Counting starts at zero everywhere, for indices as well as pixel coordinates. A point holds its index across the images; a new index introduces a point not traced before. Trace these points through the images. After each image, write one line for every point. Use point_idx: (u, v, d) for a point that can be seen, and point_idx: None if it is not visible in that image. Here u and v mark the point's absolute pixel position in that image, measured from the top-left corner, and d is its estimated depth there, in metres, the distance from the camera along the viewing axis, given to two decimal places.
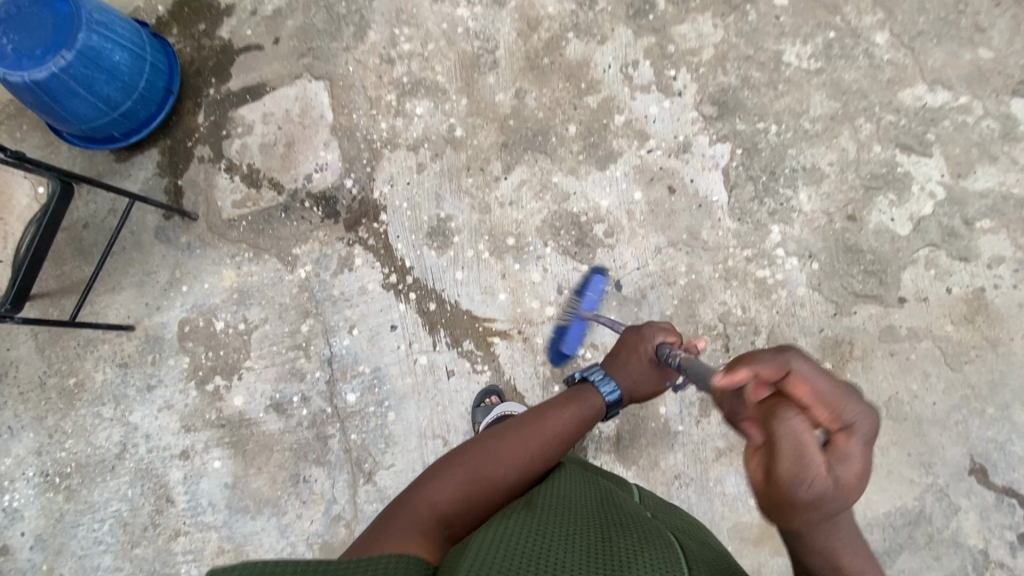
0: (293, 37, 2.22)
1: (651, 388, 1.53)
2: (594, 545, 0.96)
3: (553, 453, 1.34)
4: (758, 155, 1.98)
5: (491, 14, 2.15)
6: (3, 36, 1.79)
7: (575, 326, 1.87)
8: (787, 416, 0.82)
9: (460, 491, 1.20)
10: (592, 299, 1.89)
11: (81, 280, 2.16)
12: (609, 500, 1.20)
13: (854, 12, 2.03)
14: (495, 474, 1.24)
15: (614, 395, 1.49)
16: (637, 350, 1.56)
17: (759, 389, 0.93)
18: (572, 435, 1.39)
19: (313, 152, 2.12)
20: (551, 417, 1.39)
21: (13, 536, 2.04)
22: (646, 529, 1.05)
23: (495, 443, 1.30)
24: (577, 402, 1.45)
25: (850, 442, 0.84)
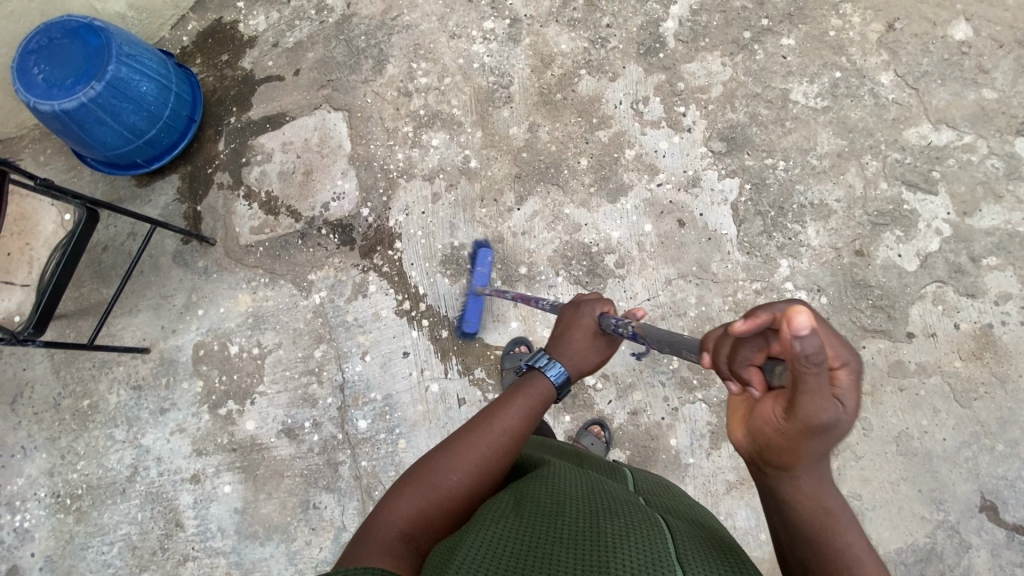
0: (313, 69, 2.29)
1: (598, 360, 1.52)
2: (584, 534, 1.03)
3: (508, 451, 1.33)
4: (767, 191, 2.02)
5: (506, 50, 2.22)
6: (36, 67, 1.85)
7: (469, 303, 2.03)
8: (815, 351, 0.75)
9: (420, 503, 1.21)
10: (482, 274, 2.05)
11: (98, 302, 2.19)
12: (599, 492, 1.26)
13: (859, 53, 2.09)
14: (450, 482, 1.25)
15: (562, 375, 1.48)
16: (578, 328, 1.54)
17: (799, 312, 0.74)
18: (524, 426, 1.38)
19: (331, 180, 2.17)
20: (498, 414, 1.38)
21: (22, 557, 2.04)
22: (632, 512, 1.13)
23: (445, 452, 1.30)
24: (524, 392, 1.43)
25: (849, 380, 0.83)
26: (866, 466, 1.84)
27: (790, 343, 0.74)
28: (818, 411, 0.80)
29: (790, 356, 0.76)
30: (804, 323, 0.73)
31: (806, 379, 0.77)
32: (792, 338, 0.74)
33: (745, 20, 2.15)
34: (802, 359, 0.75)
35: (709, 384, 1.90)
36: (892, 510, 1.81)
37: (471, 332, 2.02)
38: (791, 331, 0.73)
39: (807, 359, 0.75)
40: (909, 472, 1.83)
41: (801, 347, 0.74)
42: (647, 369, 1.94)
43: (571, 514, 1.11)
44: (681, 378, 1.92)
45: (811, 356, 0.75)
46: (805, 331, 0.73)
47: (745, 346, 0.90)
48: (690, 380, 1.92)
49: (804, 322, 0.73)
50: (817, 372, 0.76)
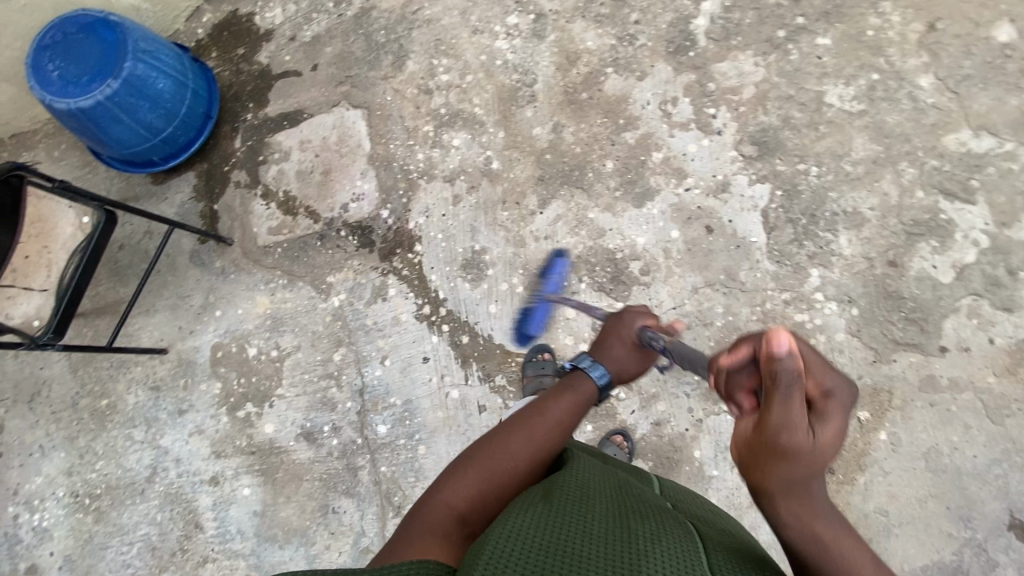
0: (331, 64, 2.23)
1: (638, 369, 1.52)
2: (616, 532, 0.99)
3: (559, 443, 1.34)
4: (799, 198, 1.96)
5: (531, 47, 2.15)
6: (50, 63, 1.81)
7: (537, 307, 2.00)
8: (794, 373, 0.83)
9: (476, 488, 1.21)
10: (555, 282, 2.00)
11: (114, 302, 2.17)
12: (627, 492, 1.21)
13: (898, 54, 2.01)
14: (505, 468, 1.25)
15: (605, 378, 1.47)
16: (618, 334, 1.54)
17: (783, 333, 0.84)
18: (574, 419, 1.40)
19: (350, 181, 2.13)
20: (549, 406, 1.39)
21: (42, 555, 2.06)
22: (664, 518, 1.09)
23: (499, 440, 1.31)
24: (573, 388, 1.45)
25: (832, 409, 0.87)
26: (893, 481, 1.81)
27: (771, 360, 0.84)
28: (795, 432, 0.83)
29: (770, 373, 0.84)
30: (785, 343, 0.83)
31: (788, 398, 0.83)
32: (775, 356, 0.84)
33: (779, 18, 2.07)
34: (781, 378, 0.83)
35: None
36: (919, 527, 1.79)
37: (529, 337, 1.99)
38: (773, 350, 0.84)
39: (785, 379, 0.83)
40: (938, 488, 1.79)
41: (778, 367, 0.83)
42: (671, 379, 1.91)
43: (600, 509, 1.07)
44: (707, 390, 1.89)
45: (789, 376, 0.83)
46: (784, 353, 0.83)
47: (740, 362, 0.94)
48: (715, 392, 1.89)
49: (785, 343, 0.83)
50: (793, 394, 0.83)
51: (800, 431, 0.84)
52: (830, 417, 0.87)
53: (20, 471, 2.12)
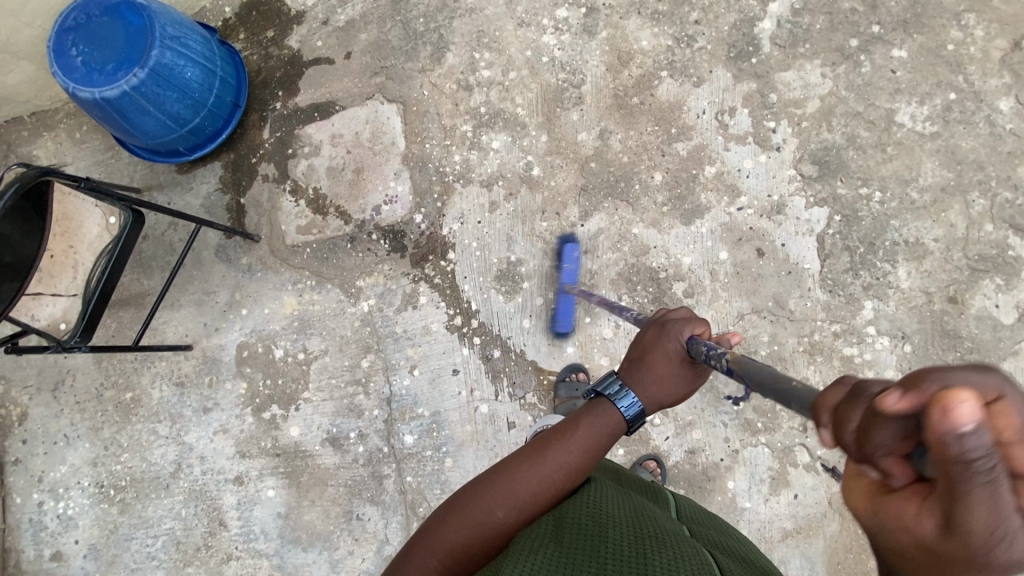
0: (365, 52, 2.10)
1: (683, 392, 1.21)
2: (629, 565, 0.89)
3: (559, 491, 1.14)
4: (858, 224, 1.85)
5: (580, 44, 2.01)
6: (74, 47, 1.70)
7: (561, 302, 1.92)
8: (991, 456, 0.47)
9: (461, 538, 1.08)
10: (570, 271, 1.92)
11: (138, 294, 2.12)
12: (643, 515, 1.10)
13: (979, 72, 1.85)
14: (493, 519, 1.10)
15: (636, 408, 1.20)
16: (660, 353, 1.22)
17: (963, 398, 0.47)
18: (582, 464, 1.16)
19: (383, 181, 2.04)
20: (552, 447, 1.16)
21: (68, 542, 2.08)
22: (683, 547, 0.97)
23: (490, 482, 1.14)
24: (584, 426, 1.19)
25: None
26: None
27: (947, 441, 0.47)
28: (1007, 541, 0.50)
29: (941, 460, 0.49)
30: (972, 414, 0.46)
31: (978, 494, 0.49)
32: (948, 438, 0.47)
33: (853, 25, 1.91)
34: (965, 469, 0.48)
35: (774, 428, 1.82)
36: None
37: (564, 332, 1.92)
38: (951, 429, 0.46)
39: (973, 469, 0.48)
40: None
41: (959, 447, 0.47)
42: (709, 407, 1.85)
43: (613, 538, 0.97)
44: (745, 421, 1.84)
45: (981, 462, 0.47)
46: (971, 431, 0.46)
47: (880, 427, 0.56)
48: (754, 423, 1.84)
49: (973, 416, 0.46)
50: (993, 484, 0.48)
51: (1010, 541, 0.50)
52: None
53: (44, 459, 2.12)
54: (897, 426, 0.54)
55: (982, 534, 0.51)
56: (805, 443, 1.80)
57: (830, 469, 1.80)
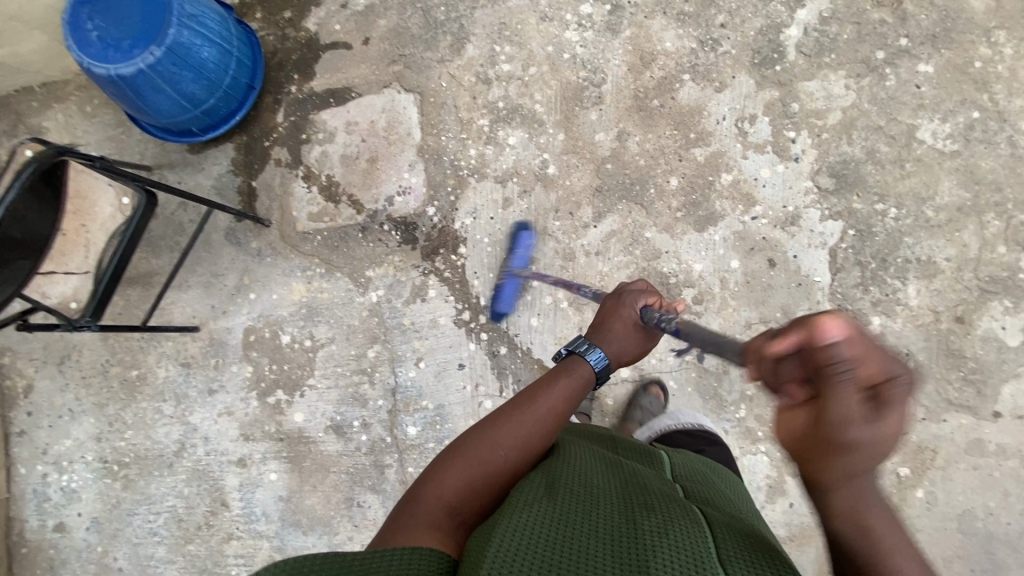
0: (384, 39, 2.07)
1: (639, 352, 1.35)
2: (620, 532, 0.88)
3: (551, 434, 1.20)
4: (872, 239, 1.85)
5: (603, 42, 1.98)
6: (90, 21, 1.68)
7: (506, 284, 1.96)
8: (847, 361, 0.72)
9: (463, 479, 1.09)
10: (521, 256, 1.96)
11: (146, 273, 2.11)
12: (633, 483, 1.09)
13: (1004, 92, 1.84)
14: (492, 459, 1.13)
15: (603, 361, 1.30)
16: (617, 317, 1.36)
17: (830, 321, 0.72)
18: (567, 408, 1.25)
19: (397, 172, 2.03)
20: (539, 394, 1.24)
21: (71, 515, 2.11)
22: (673, 510, 0.97)
23: (486, 429, 1.18)
24: (567, 373, 1.29)
25: (893, 395, 0.74)
26: (922, 539, 1.78)
27: (820, 348, 0.72)
28: (846, 428, 0.74)
29: (819, 364, 0.73)
30: (833, 330, 0.72)
31: (839, 392, 0.73)
32: (822, 345, 0.72)
33: (881, 37, 1.88)
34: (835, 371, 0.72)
35: (773, 437, 1.85)
36: None
37: (502, 313, 1.97)
38: (821, 338, 0.72)
39: (836, 370, 0.72)
40: (969, 552, 1.76)
41: (828, 353, 0.72)
42: (711, 413, 1.87)
43: (605, 506, 0.96)
44: (746, 429, 1.86)
45: (839, 366, 0.72)
46: (834, 340, 0.71)
47: (786, 358, 0.79)
48: (754, 431, 1.86)
49: (834, 330, 0.71)
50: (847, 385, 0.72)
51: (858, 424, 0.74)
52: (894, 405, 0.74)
53: (49, 432, 2.14)
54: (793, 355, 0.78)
55: (838, 422, 0.74)
56: None
57: None
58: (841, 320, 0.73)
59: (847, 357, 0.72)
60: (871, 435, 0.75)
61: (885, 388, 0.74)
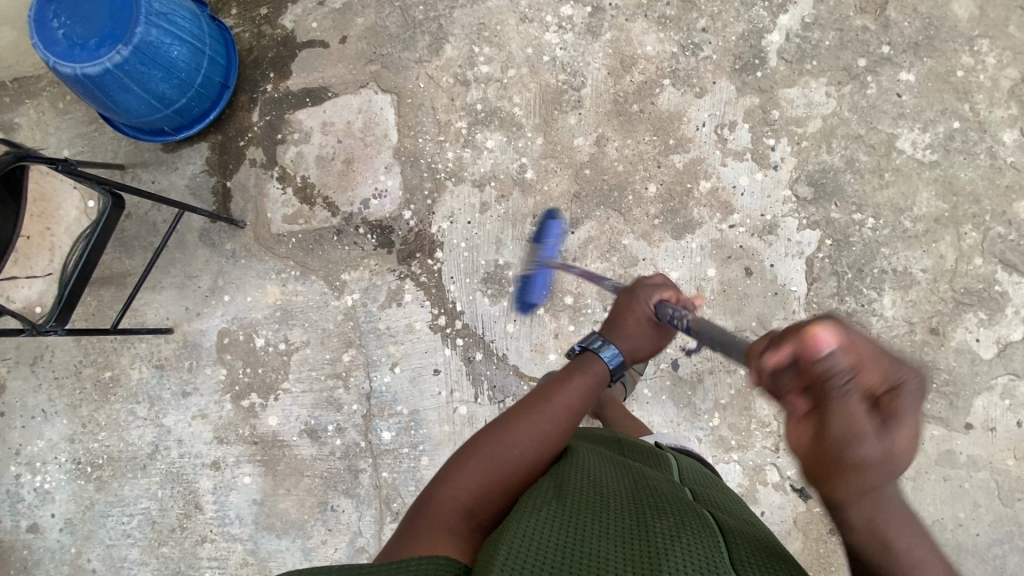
0: (361, 38, 2.03)
1: (653, 348, 1.34)
2: (632, 535, 0.87)
3: (565, 433, 1.20)
4: (849, 250, 1.84)
5: (583, 44, 1.95)
6: (55, 19, 1.63)
7: (537, 274, 1.89)
8: (842, 368, 0.72)
9: (480, 480, 1.08)
10: (552, 246, 1.89)
11: (119, 273, 2.08)
12: (642, 485, 1.08)
13: (985, 102, 1.83)
14: (509, 458, 1.12)
15: (616, 359, 1.31)
16: (630, 314, 1.34)
17: (819, 330, 0.74)
18: (583, 406, 1.26)
19: (374, 175, 2.00)
20: (554, 393, 1.25)
21: (44, 516, 2.10)
22: (684, 515, 0.96)
23: (500, 428, 1.18)
24: (582, 370, 1.29)
25: (896, 400, 0.73)
26: None
27: (812, 359, 0.73)
28: (852, 441, 0.70)
29: (811, 376, 0.74)
30: (823, 340, 0.73)
31: (837, 403, 0.71)
32: (814, 357, 0.73)
33: (863, 44, 1.86)
34: (831, 380, 0.72)
35: (746, 446, 1.86)
36: None
37: (532, 305, 1.93)
38: (814, 350, 0.73)
39: (834, 381, 0.72)
40: None
41: (821, 364, 0.73)
42: (685, 421, 1.88)
43: (615, 508, 0.96)
44: (719, 437, 1.87)
45: (837, 375, 0.72)
46: (827, 349, 0.73)
47: (779, 370, 0.79)
48: (727, 440, 1.87)
49: (827, 341, 0.73)
50: (846, 395, 0.71)
51: (863, 440, 0.70)
52: (900, 412, 0.72)
53: (22, 432, 2.12)
54: (787, 369, 0.77)
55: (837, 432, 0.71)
56: (776, 463, 1.84)
57: (798, 489, 1.84)
58: (831, 330, 0.75)
59: (843, 366, 0.72)
60: (876, 451, 0.70)
61: (885, 398, 0.73)
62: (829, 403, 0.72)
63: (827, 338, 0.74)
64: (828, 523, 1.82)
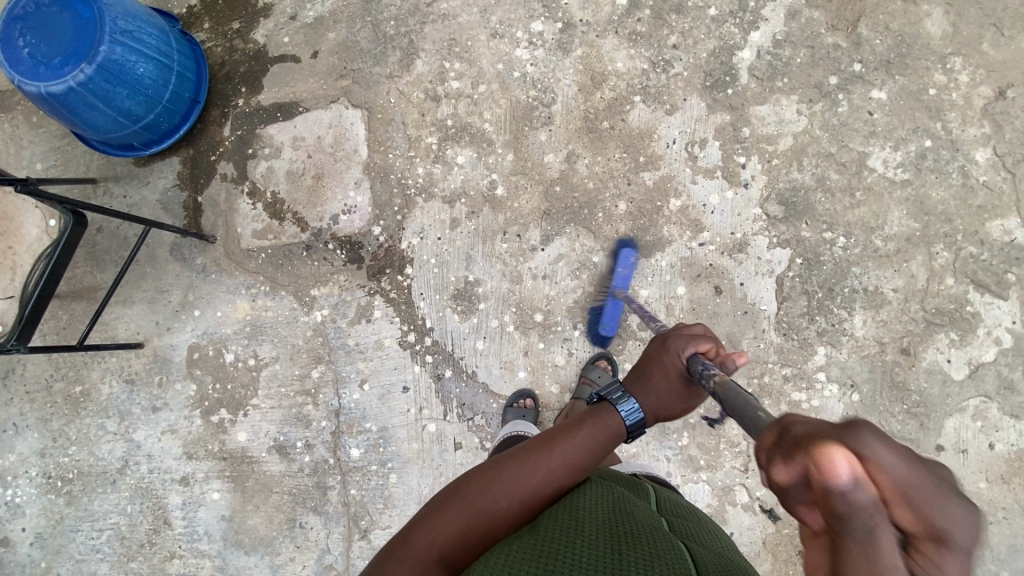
0: (333, 53, 2.03)
1: (682, 407, 1.17)
2: (605, 566, 0.84)
3: (562, 489, 1.10)
4: (819, 269, 1.83)
5: (553, 60, 1.94)
6: (21, 37, 1.63)
7: (610, 305, 1.84)
8: (862, 507, 0.56)
9: (462, 527, 1.02)
10: (625, 276, 1.84)
11: (90, 287, 2.08)
12: (619, 508, 1.05)
13: (958, 120, 1.81)
14: (495, 509, 1.04)
15: (636, 416, 1.15)
16: (658, 367, 1.16)
17: (838, 454, 0.57)
18: (588, 461, 1.12)
19: (343, 191, 1.99)
20: (560, 443, 1.12)
21: (14, 529, 2.09)
22: (660, 542, 0.92)
23: (493, 473, 1.09)
24: (594, 421, 1.15)
25: (936, 548, 0.57)
26: None
27: (824, 490, 0.57)
28: None
29: (822, 509, 0.58)
30: (843, 469, 0.56)
31: (853, 545, 0.57)
32: (835, 490, 0.56)
33: (834, 61, 1.85)
34: (840, 515, 0.57)
35: (715, 466, 1.84)
36: None
37: (606, 337, 1.85)
38: (827, 480, 0.56)
39: (850, 518, 0.56)
40: None
41: (831, 498, 0.57)
42: (654, 440, 1.87)
43: (591, 536, 0.93)
44: (688, 457, 1.85)
45: (855, 513, 0.56)
46: (848, 478, 0.56)
47: (785, 482, 0.63)
48: (697, 460, 1.85)
49: (846, 468, 0.56)
50: (869, 541, 0.57)
51: None
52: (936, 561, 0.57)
53: None
54: (795, 486, 0.61)
55: None
56: (745, 483, 1.83)
57: (767, 510, 1.82)
58: (850, 451, 0.57)
59: (865, 503, 0.56)
60: None
61: (914, 540, 0.58)
62: (842, 543, 0.58)
63: (848, 466, 0.56)
64: (797, 545, 1.80)
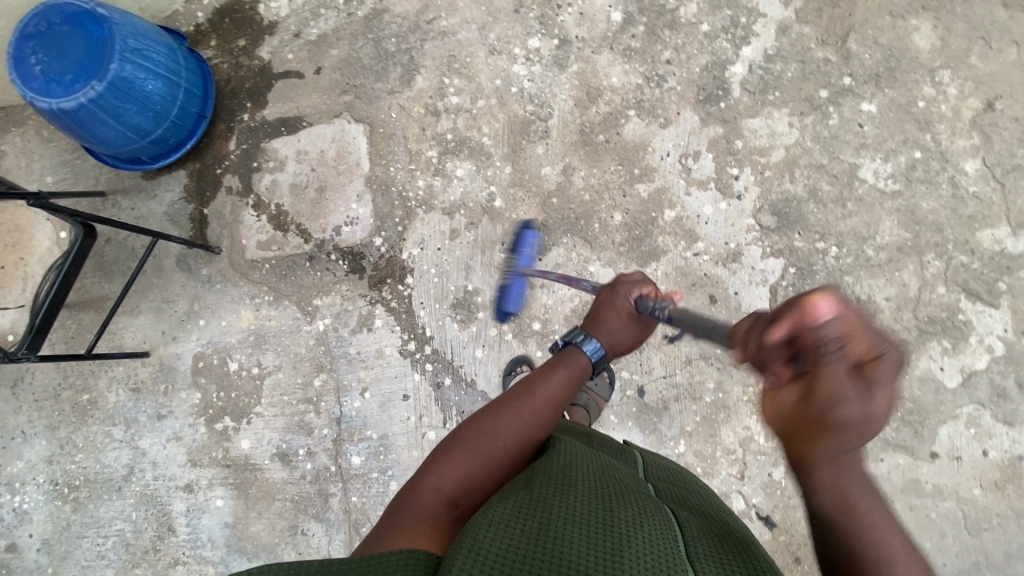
0: (336, 69, 2.09)
1: (634, 341, 1.38)
2: (597, 516, 0.85)
3: (552, 423, 1.21)
4: (812, 278, 1.86)
5: (550, 76, 1.99)
6: (33, 55, 1.69)
7: (514, 283, 1.93)
8: (832, 338, 0.82)
9: (466, 470, 1.06)
10: (527, 256, 1.93)
11: (99, 297, 2.13)
12: (608, 472, 1.06)
13: (947, 132, 1.85)
14: (493, 449, 1.10)
15: (599, 352, 1.33)
16: (611, 310, 1.38)
17: (819, 300, 0.84)
18: (567, 397, 1.26)
19: (346, 203, 2.04)
20: (539, 384, 1.25)
21: (22, 536, 2.13)
22: (647, 504, 0.94)
23: (483, 419, 1.17)
24: (565, 364, 1.31)
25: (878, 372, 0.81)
26: None
27: (807, 324, 0.84)
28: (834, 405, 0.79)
29: (808, 340, 0.84)
30: (823, 309, 0.84)
31: (829, 370, 0.81)
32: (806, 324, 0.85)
33: (825, 75, 1.89)
34: (819, 345, 0.82)
35: (711, 472, 1.86)
36: None
37: (509, 314, 1.94)
38: (812, 316, 0.84)
39: (823, 346, 0.82)
40: None
41: (814, 329, 0.83)
42: (651, 447, 1.89)
43: (583, 491, 0.93)
44: (684, 464, 1.87)
45: (827, 343, 0.82)
46: (825, 319, 0.83)
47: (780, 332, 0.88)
48: (693, 466, 1.87)
49: (824, 310, 0.83)
50: (833, 362, 0.81)
51: (845, 404, 0.79)
52: (880, 386, 0.81)
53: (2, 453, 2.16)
54: (784, 335, 0.88)
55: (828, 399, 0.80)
56: (742, 491, 1.85)
57: (764, 517, 1.84)
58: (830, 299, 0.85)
59: (836, 336, 0.82)
60: (856, 416, 0.80)
61: (871, 368, 0.81)
62: (820, 372, 0.81)
63: (827, 308, 0.84)
64: (793, 552, 1.82)
